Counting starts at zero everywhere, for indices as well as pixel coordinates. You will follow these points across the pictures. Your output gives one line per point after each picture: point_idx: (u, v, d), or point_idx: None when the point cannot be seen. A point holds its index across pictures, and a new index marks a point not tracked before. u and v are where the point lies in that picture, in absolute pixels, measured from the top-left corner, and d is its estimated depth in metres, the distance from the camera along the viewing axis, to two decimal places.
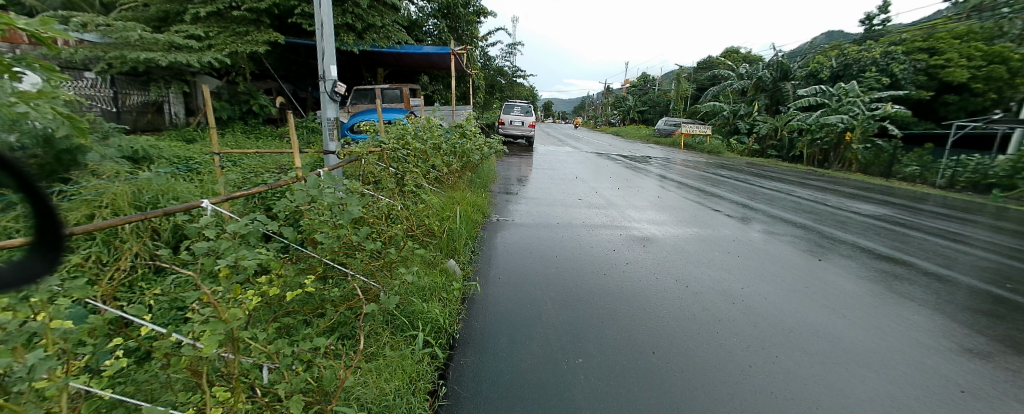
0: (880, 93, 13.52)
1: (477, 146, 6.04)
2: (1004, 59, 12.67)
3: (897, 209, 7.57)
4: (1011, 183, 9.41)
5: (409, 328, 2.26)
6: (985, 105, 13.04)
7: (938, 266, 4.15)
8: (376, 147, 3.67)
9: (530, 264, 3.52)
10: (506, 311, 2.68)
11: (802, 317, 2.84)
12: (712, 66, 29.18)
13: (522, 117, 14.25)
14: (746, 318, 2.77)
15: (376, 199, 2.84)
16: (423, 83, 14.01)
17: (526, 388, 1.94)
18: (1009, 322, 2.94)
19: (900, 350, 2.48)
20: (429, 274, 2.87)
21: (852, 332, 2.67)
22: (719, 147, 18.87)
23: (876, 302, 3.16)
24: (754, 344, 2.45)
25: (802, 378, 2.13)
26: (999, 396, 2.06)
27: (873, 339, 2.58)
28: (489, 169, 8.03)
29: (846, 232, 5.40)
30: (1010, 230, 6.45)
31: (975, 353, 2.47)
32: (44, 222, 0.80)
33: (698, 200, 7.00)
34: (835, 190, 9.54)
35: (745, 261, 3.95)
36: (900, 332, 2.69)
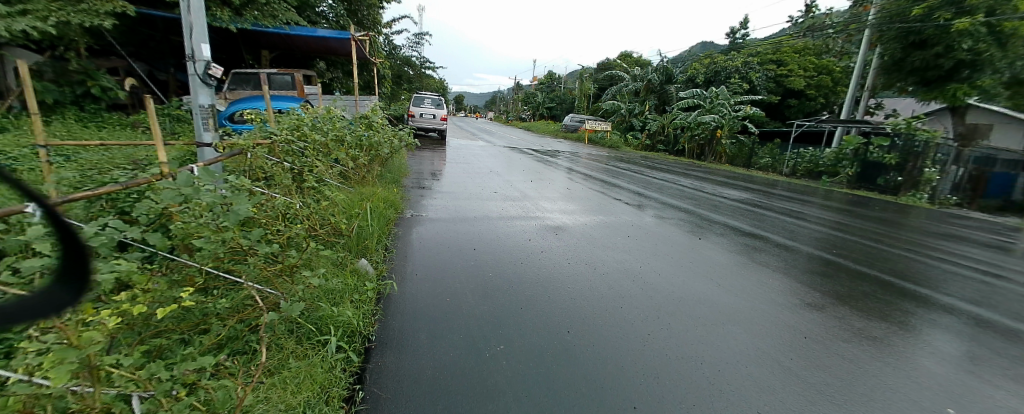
0: (742, 96, 15.85)
1: (387, 138, 5.78)
2: (829, 70, 16.75)
3: (756, 194, 9.00)
4: (835, 171, 11.93)
5: (316, 335, 2.09)
6: (817, 108, 16.94)
7: (789, 239, 5.00)
8: (265, 138, 3.29)
9: (449, 258, 3.50)
10: (426, 307, 2.63)
11: (689, 288, 3.23)
12: (610, 67, 31.64)
13: (432, 109, 13.97)
14: (647, 292, 3.09)
15: (269, 197, 2.57)
16: (320, 70, 12.97)
17: (449, 380, 1.93)
18: (835, 280, 3.68)
19: (761, 308, 2.95)
20: (338, 276, 2.69)
21: (727, 296, 3.11)
22: (618, 143, 20.54)
23: (744, 271, 3.72)
24: (652, 314, 2.73)
25: (690, 339, 2.44)
26: (831, 339, 2.57)
27: (743, 301, 3.04)
28: (400, 163, 7.74)
29: (718, 214, 6.24)
30: (835, 209, 8.06)
31: (814, 307, 3.04)
32: (69, 256, 0.81)
33: (602, 190, 7.52)
34: (710, 179, 10.99)
35: (643, 243, 4.37)
36: (762, 294, 3.20)
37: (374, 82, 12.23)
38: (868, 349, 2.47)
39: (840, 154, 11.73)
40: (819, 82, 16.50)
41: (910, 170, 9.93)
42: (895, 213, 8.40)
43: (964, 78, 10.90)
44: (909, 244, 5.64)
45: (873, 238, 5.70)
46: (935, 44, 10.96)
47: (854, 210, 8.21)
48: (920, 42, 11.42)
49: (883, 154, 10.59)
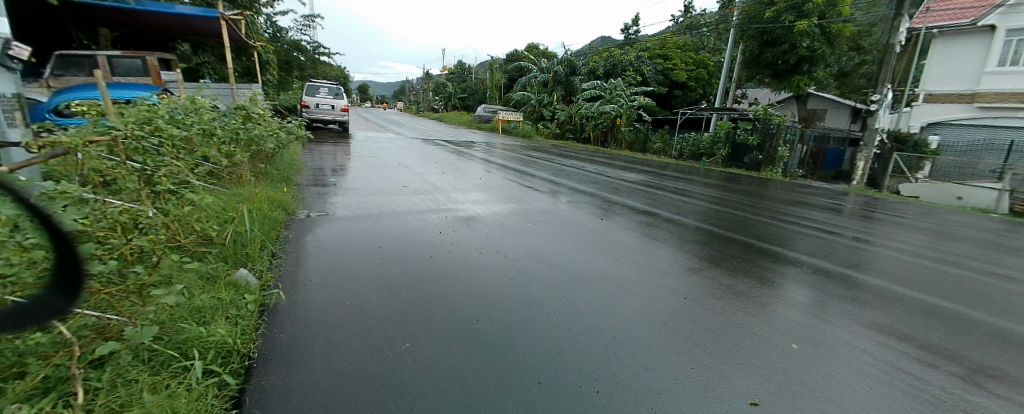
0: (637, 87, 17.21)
1: (271, 132, 5.27)
2: (705, 65, 19.17)
3: (651, 175, 9.89)
4: (711, 152, 14.45)
5: (178, 360, 1.81)
6: (697, 97, 19.36)
7: (678, 215, 5.62)
8: (102, 134, 2.72)
9: (350, 259, 3.31)
10: (323, 314, 2.45)
11: (593, 265, 3.46)
12: (518, 58, 32.27)
13: (330, 99, 13.06)
14: (554, 273, 3.24)
15: (109, 204, 2.15)
16: (184, 54, 11.07)
17: (348, 387, 1.83)
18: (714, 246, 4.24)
19: (652, 277, 3.29)
20: (210, 292, 2.39)
21: (624, 269, 3.41)
22: (530, 132, 21.10)
23: (640, 245, 4.09)
24: (558, 294, 2.87)
25: (591, 314, 2.61)
26: (710, 299, 2.96)
27: (638, 274, 3.33)
28: (291, 159, 7.11)
29: (618, 195, 6.74)
30: (715, 186, 9.21)
31: (698, 271, 3.48)
32: (69, 271, 1.06)
33: (513, 179, 7.68)
34: (611, 164, 11.79)
35: (551, 227, 4.56)
36: (654, 265, 3.56)
37: (255, 69, 11.02)
38: (740, 305, 2.90)
39: (716, 138, 14.22)
40: (698, 75, 19.00)
41: (770, 149, 12.42)
42: (759, 188, 9.84)
43: (805, 71, 13.89)
44: (769, 213, 6.66)
45: (743, 209, 6.62)
46: (782, 43, 13.64)
47: (729, 186, 9.44)
48: (771, 41, 14.09)
49: (747, 136, 13.25)
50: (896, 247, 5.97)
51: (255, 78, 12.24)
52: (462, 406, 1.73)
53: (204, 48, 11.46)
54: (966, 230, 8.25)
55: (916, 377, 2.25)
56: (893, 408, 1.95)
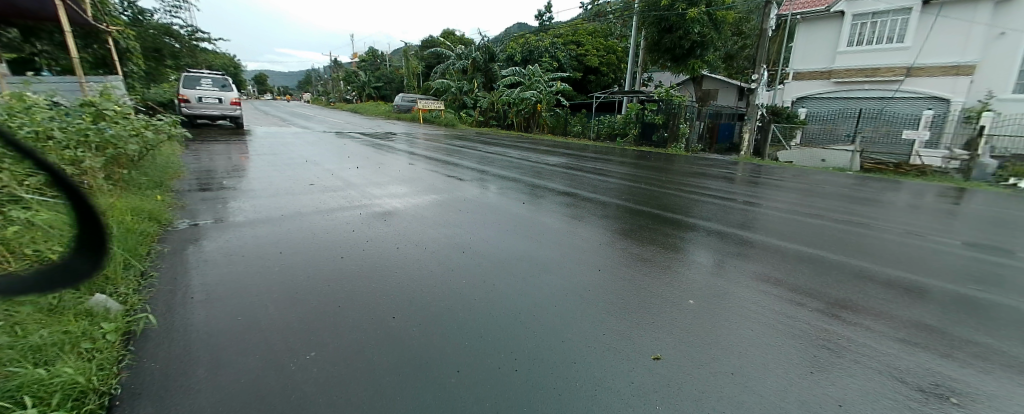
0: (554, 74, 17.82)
1: (135, 132, 4.61)
2: (615, 51, 21.27)
3: (570, 158, 10.34)
4: (624, 132, 16.05)
5: (10, 410, 1.49)
6: (610, 80, 21.41)
7: (600, 197, 6.03)
8: None
9: (246, 269, 3.01)
10: (211, 332, 2.19)
11: (515, 250, 3.61)
12: (434, 44, 31.61)
13: (216, 92, 11.84)
14: (476, 262, 3.28)
15: None
16: (13, 41, 9.17)
17: (245, 408, 1.66)
18: (632, 229, 4.68)
19: (572, 257, 3.57)
20: (55, 326, 2.01)
21: (546, 252, 3.64)
22: (454, 120, 20.65)
23: (563, 229, 4.36)
24: (479, 282, 2.93)
25: (513, 298, 2.71)
26: (623, 273, 3.32)
27: (558, 257, 3.53)
28: (166, 162, 6.28)
29: (540, 179, 6.99)
30: (630, 165, 9.82)
31: (621, 249, 3.94)
32: (93, 236, 1.11)
33: (436, 169, 7.60)
34: (533, 150, 12.01)
35: (472, 215, 4.60)
36: (575, 246, 3.89)
37: (114, 60, 9.63)
38: (658, 275, 3.35)
39: (627, 119, 15.77)
40: (608, 61, 20.97)
41: (673, 127, 14.34)
42: (667, 165, 10.77)
43: (698, 55, 16.48)
44: (675, 189, 7.40)
45: (654, 187, 7.27)
46: (678, 29, 16.10)
47: (643, 165, 10.12)
48: (668, 27, 16.45)
49: (654, 115, 15.04)
50: (778, 206, 6.99)
51: (113, 70, 10.24)
52: (378, 408, 1.68)
53: (38, 34, 9.50)
54: (832, 187, 9.81)
55: (791, 317, 2.79)
56: (771, 345, 2.41)
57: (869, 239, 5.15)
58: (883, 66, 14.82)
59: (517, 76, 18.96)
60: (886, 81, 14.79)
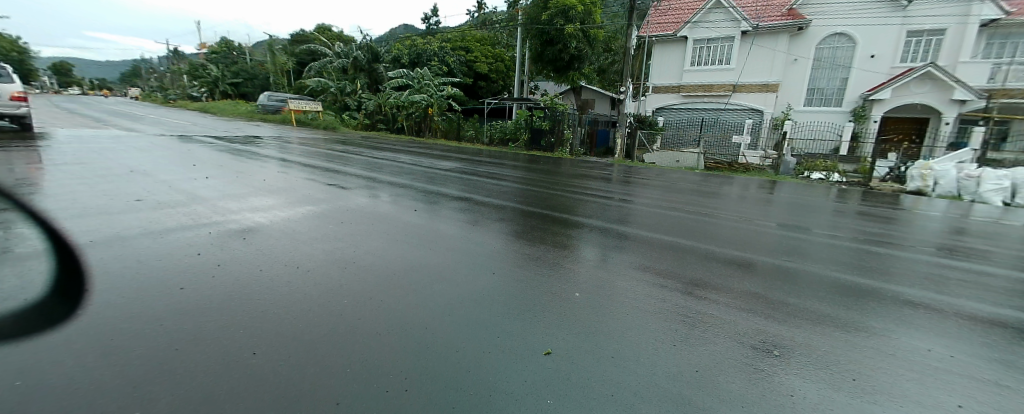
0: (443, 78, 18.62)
1: None
2: (501, 59, 23.13)
3: (462, 162, 10.39)
4: (514, 137, 17.12)
5: None
6: (498, 86, 23.21)
7: (491, 203, 6.13)
8: None
9: (39, 315, 2.34)
10: None
11: (403, 259, 3.48)
12: (307, 40, 29.18)
13: None
14: (359, 279, 3.05)
15: None
16: None
17: None
18: (524, 230, 4.85)
19: (461, 261, 3.58)
20: None
21: (437, 259, 3.58)
22: (336, 123, 19.46)
23: (454, 235, 4.35)
24: (362, 299, 2.74)
25: (400, 313, 2.58)
26: (510, 273, 3.44)
27: (449, 264, 3.48)
28: None
29: (433, 185, 6.88)
30: (518, 169, 10.16)
31: (515, 250, 4.05)
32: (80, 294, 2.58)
33: (314, 177, 6.97)
34: (421, 155, 11.71)
35: (356, 227, 4.29)
36: (466, 250, 3.90)
37: None
38: (548, 272, 3.54)
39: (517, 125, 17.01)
40: (496, 68, 22.63)
41: (559, 133, 15.75)
42: (554, 168, 11.48)
43: (576, 68, 18.44)
44: (562, 190, 7.94)
45: (544, 190, 7.70)
46: (557, 43, 17.63)
47: (531, 168, 10.57)
48: (549, 41, 17.92)
49: (541, 122, 16.33)
50: (646, 202, 7.90)
51: None
52: None
53: None
54: (686, 183, 11.43)
55: (661, 298, 3.19)
56: (644, 324, 2.72)
57: (717, 226, 6.16)
58: (717, 83, 17.79)
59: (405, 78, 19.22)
60: (717, 96, 17.84)
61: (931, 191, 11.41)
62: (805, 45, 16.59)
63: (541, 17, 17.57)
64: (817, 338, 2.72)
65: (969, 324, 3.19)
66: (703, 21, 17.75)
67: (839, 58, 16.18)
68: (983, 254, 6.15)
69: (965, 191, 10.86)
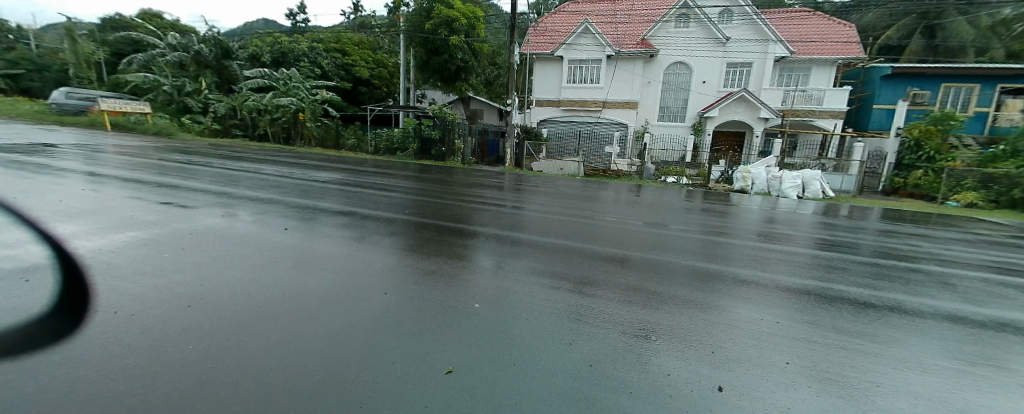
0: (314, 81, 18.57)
1: None
2: (383, 64, 22.96)
3: (344, 181, 10.14)
4: (404, 146, 17.40)
5: None
6: (382, 93, 23.15)
7: (385, 223, 6.19)
8: None
9: None
10: None
11: (294, 289, 3.48)
12: (130, 27, 24.38)
13: None
14: (255, 315, 2.98)
15: None
16: None
17: None
18: (419, 244, 5.21)
19: (353, 284, 3.69)
20: None
21: (329, 284, 3.64)
22: (172, 128, 17.67)
23: (343, 257, 4.42)
24: (254, 334, 2.72)
25: (310, 345, 2.64)
26: (403, 290, 3.66)
27: (348, 290, 3.56)
28: None
29: (317, 209, 6.75)
30: (409, 187, 10.02)
31: (414, 266, 4.33)
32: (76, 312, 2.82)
33: (168, 202, 6.31)
34: (297, 174, 10.77)
35: (237, 261, 4.03)
36: (358, 272, 4.01)
37: None
38: (445, 286, 3.87)
39: (406, 133, 17.29)
40: (379, 74, 22.48)
41: (450, 142, 16.35)
42: (444, 180, 11.77)
43: (463, 78, 18.67)
44: (453, 203, 8.34)
45: (435, 204, 8.01)
46: (443, 53, 17.66)
47: (423, 185, 10.51)
48: (434, 50, 17.82)
49: (432, 131, 16.70)
50: (537, 208, 8.61)
51: None
52: None
53: None
54: (570, 189, 12.42)
55: (551, 299, 3.79)
56: (534, 326, 3.22)
57: (597, 228, 7.15)
58: (590, 100, 19.69)
59: (264, 78, 18.70)
60: (591, 110, 19.71)
61: (751, 189, 14.13)
62: (656, 70, 19.29)
63: (424, 27, 17.29)
64: (674, 317, 3.62)
65: (782, 293, 4.47)
66: (575, 44, 19.43)
67: (682, 82, 19.22)
68: (787, 237, 8.01)
69: (774, 189, 13.75)
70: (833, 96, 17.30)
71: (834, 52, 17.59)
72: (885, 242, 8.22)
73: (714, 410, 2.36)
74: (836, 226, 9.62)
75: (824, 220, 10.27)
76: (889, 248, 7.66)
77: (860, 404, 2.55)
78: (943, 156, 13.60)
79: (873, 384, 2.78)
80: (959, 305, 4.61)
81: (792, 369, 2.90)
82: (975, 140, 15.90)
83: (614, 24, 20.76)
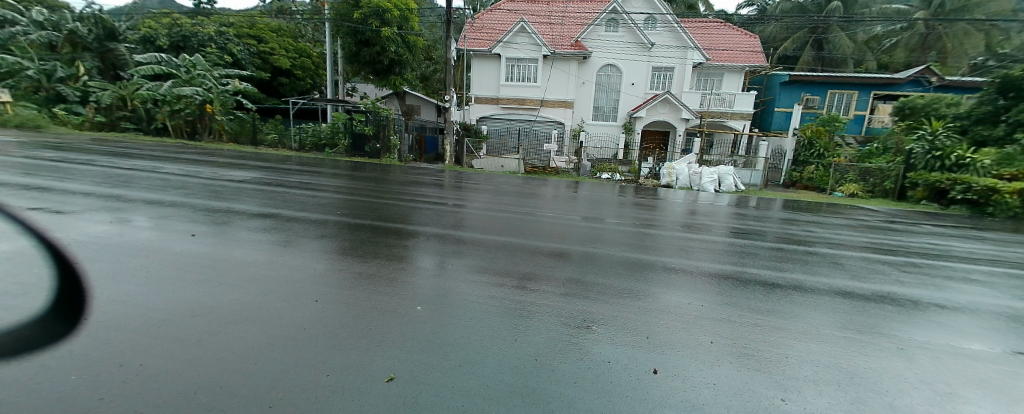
0: (224, 70, 16.86)
1: None
2: (307, 54, 21.41)
3: (264, 181, 9.42)
4: (333, 142, 16.52)
5: None
6: (307, 86, 21.69)
7: (313, 227, 5.84)
8: None
9: None
10: None
11: (211, 304, 3.19)
12: None
13: None
14: (165, 338, 2.69)
15: None
16: None
17: None
18: (353, 247, 5.01)
19: (279, 294, 3.47)
20: None
21: (251, 296, 3.38)
22: (42, 121, 15.00)
23: (266, 265, 4.15)
24: (163, 360, 2.45)
25: (232, 365, 2.45)
26: (335, 297, 3.49)
27: (274, 302, 3.32)
28: None
29: (232, 214, 6.23)
30: (340, 187, 9.50)
31: (347, 271, 4.17)
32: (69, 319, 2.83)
33: (44, 209, 5.55)
34: (209, 174, 9.74)
35: (139, 277, 3.60)
36: (283, 281, 3.77)
37: None
38: (381, 289, 3.77)
39: (335, 128, 16.43)
40: (302, 64, 20.81)
41: (384, 138, 15.70)
42: (378, 179, 11.36)
43: (398, 72, 18.04)
44: (387, 203, 8.10)
45: (368, 205, 7.73)
46: (374, 45, 16.88)
47: (356, 185, 10.02)
48: (365, 41, 16.94)
49: (362, 126, 16.05)
50: (477, 205, 8.60)
51: None
52: None
53: None
54: (510, 186, 12.51)
55: (492, 296, 3.83)
56: (475, 325, 3.22)
57: (536, 224, 7.32)
58: (528, 98, 19.97)
59: (159, 64, 16.37)
60: (530, 109, 20.06)
61: (675, 184, 15.23)
62: (589, 72, 20.11)
63: (352, 16, 16.33)
64: (610, 306, 3.83)
65: (705, 279, 4.90)
66: (511, 43, 19.51)
67: (611, 83, 20.23)
68: (707, 227, 8.78)
69: (695, 184, 14.96)
70: (742, 99, 19.13)
71: (743, 61, 19.50)
72: (787, 229, 9.30)
73: (649, 392, 2.54)
74: (747, 216, 10.74)
75: (737, 211, 11.43)
76: (790, 234, 8.72)
77: (772, 374, 2.87)
78: (830, 153, 15.83)
79: (782, 355, 3.14)
80: (847, 281, 5.35)
81: (716, 347, 3.19)
82: (853, 139, 18.47)
83: (548, 24, 21.24)
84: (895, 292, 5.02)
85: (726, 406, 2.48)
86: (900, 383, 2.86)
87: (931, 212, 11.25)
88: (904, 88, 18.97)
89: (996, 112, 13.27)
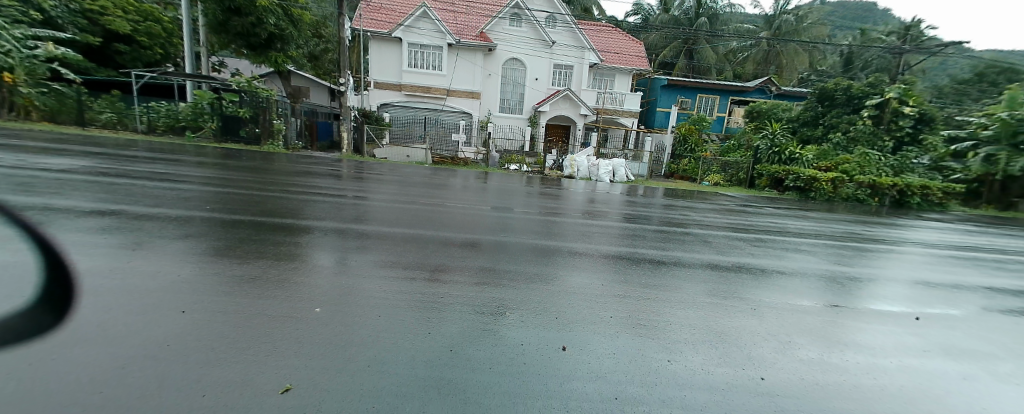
0: (34, 30, 13.24)
1: None
2: (156, 18, 17.91)
3: (102, 172, 7.70)
4: (196, 125, 14.20)
5: None
6: (156, 57, 18.08)
7: (174, 226, 4.99)
8: None
9: None
10: None
11: (39, 327, 2.59)
12: None
13: None
14: None
15: None
16: None
17: None
18: (232, 247, 4.43)
19: (139, 307, 2.95)
20: None
21: (98, 313, 2.82)
22: None
23: (116, 273, 3.48)
24: None
25: (70, 399, 2.01)
26: (212, 305, 3.08)
27: (128, 317, 2.81)
28: None
29: (56, 213, 4.99)
30: (210, 179, 8.21)
31: (225, 275, 3.69)
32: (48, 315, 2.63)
33: None
34: (14, 162, 7.63)
35: None
36: (142, 291, 3.21)
37: None
38: (269, 292, 3.42)
39: (197, 109, 14.08)
40: (148, 29, 17.19)
41: (264, 123, 14.26)
42: (259, 168, 10.09)
43: (278, 48, 16.15)
44: (272, 196, 7.25)
45: (248, 199, 6.83)
46: (248, 14, 14.75)
47: (230, 175, 8.76)
48: (236, 9, 14.72)
49: (235, 108, 14.09)
50: (381, 197, 8.19)
51: None
52: None
53: None
54: (417, 177, 12.13)
55: (399, 291, 3.72)
56: (381, 322, 3.11)
57: (445, 215, 7.26)
58: (434, 87, 19.49)
59: None
60: (438, 98, 19.59)
61: (577, 175, 16.31)
62: (494, 64, 20.33)
63: None
64: (519, 292, 4.01)
65: (603, 260, 5.45)
66: (414, 27, 18.80)
67: (511, 76, 20.73)
68: (604, 214, 9.64)
69: (594, 175, 16.21)
70: (631, 99, 21.21)
71: (628, 63, 21.57)
72: (667, 214, 10.67)
73: (560, 367, 2.75)
74: (637, 203, 12.04)
75: (629, 199, 12.74)
76: (670, 218, 10.04)
77: (658, 339, 3.32)
78: (698, 148, 18.86)
79: (664, 322, 3.65)
80: (715, 256, 6.40)
81: (612, 321, 3.57)
82: (715, 136, 21.77)
83: (450, 11, 20.81)
84: (751, 262, 6.18)
85: (625, 370, 2.82)
86: (753, 336, 3.53)
87: (774, 197, 13.87)
88: (752, 95, 22.88)
89: (815, 117, 16.93)
